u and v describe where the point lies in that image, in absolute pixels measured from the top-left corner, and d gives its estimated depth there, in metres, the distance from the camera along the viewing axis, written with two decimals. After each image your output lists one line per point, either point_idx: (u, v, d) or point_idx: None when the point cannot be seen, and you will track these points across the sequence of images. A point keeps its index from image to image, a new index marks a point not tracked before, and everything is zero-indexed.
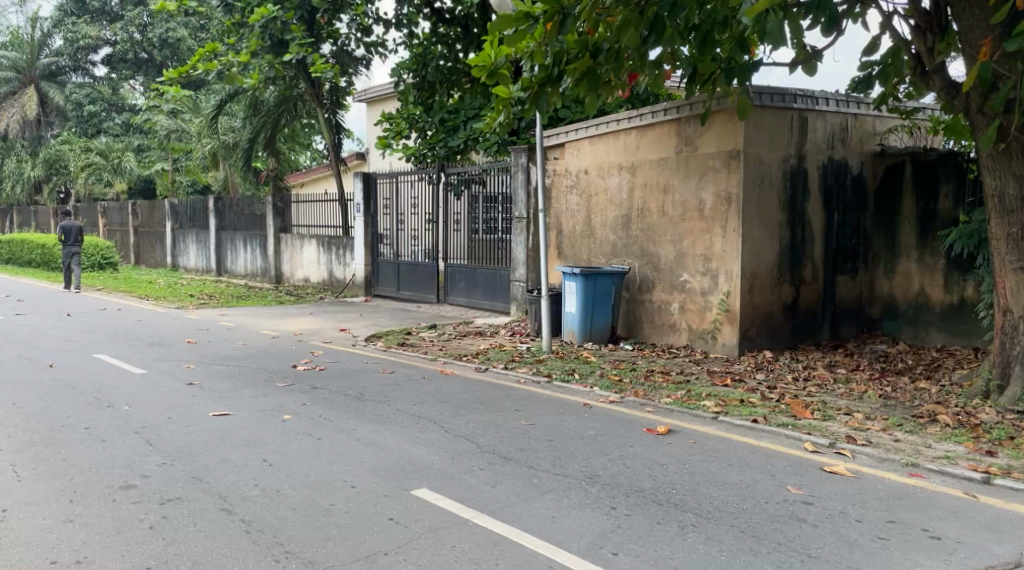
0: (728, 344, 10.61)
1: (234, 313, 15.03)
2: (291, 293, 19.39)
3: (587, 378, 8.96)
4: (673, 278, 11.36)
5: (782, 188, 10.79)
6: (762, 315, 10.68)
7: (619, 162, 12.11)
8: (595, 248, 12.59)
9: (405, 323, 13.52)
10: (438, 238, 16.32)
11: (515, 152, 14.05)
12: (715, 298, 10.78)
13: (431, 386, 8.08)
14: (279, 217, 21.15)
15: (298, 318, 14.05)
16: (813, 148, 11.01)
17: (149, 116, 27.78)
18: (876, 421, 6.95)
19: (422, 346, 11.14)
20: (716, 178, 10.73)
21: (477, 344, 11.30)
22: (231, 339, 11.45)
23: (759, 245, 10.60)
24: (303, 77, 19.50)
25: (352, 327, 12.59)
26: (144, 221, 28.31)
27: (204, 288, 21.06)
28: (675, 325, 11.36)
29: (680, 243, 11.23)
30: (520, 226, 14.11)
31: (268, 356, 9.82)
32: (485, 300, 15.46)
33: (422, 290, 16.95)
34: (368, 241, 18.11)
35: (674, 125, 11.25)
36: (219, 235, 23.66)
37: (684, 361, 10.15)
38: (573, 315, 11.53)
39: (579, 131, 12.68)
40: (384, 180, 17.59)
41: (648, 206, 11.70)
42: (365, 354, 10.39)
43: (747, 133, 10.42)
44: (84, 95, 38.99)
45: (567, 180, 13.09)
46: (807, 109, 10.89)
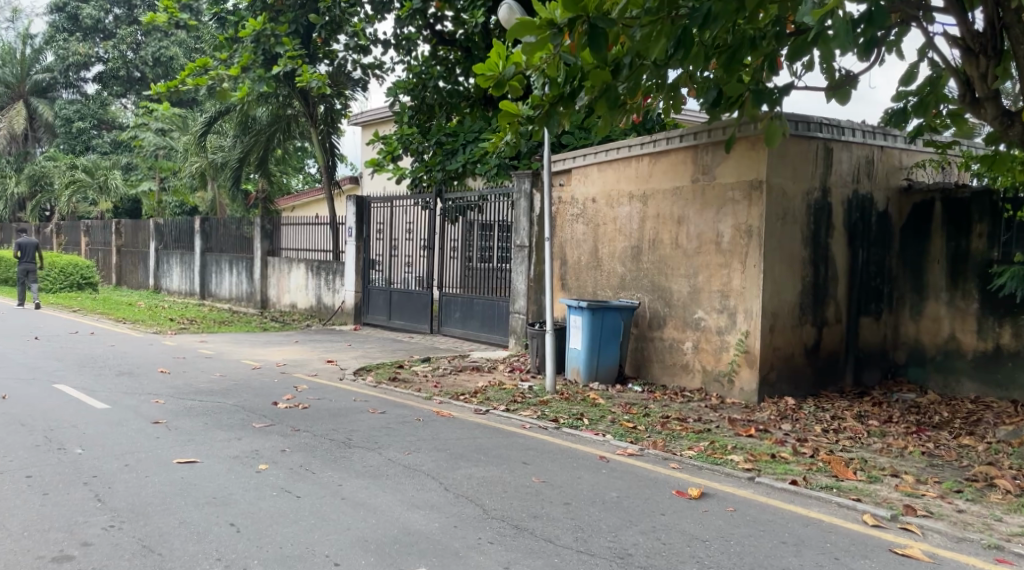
0: (747, 389, 9.84)
1: (215, 340, 14.20)
2: (277, 319, 18.55)
3: (597, 424, 8.15)
4: (687, 315, 10.61)
5: (806, 222, 10.08)
6: (783, 358, 9.92)
7: (630, 190, 11.41)
8: (602, 280, 11.85)
9: (396, 354, 12.70)
10: (434, 266, 15.56)
11: (517, 178, 13.37)
12: (732, 338, 10.03)
13: (427, 430, 7.27)
14: (267, 239, 20.34)
15: (282, 347, 13.23)
16: (838, 181, 10.31)
17: (137, 133, 27.04)
18: (930, 486, 6.18)
19: (415, 382, 10.33)
20: (736, 209, 10.03)
21: (474, 382, 10.49)
22: (208, 370, 10.61)
23: (781, 283, 9.87)
24: (297, 95, 18.83)
25: (339, 359, 11.78)
26: (128, 240, 27.47)
27: (186, 311, 20.18)
28: (688, 365, 10.59)
29: (695, 278, 10.51)
30: (521, 256, 13.42)
31: (246, 391, 8.98)
32: (481, 332, 14.65)
33: (414, 320, 16.15)
34: (359, 267, 17.31)
35: (690, 152, 10.57)
36: (204, 256, 22.83)
37: (701, 407, 9.37)
38: (578, 351, 10.75)
39: (588, 157, 12.01)
40: (378, 205, 16.85)
41: (660, 237, 10.98)
42: (352, 390, 9.57)
43: (770, 163, 9.73)
44: (73, 112, 38.27)
45: (572, 209, 12.38)
46: (832, 139, 10.20)
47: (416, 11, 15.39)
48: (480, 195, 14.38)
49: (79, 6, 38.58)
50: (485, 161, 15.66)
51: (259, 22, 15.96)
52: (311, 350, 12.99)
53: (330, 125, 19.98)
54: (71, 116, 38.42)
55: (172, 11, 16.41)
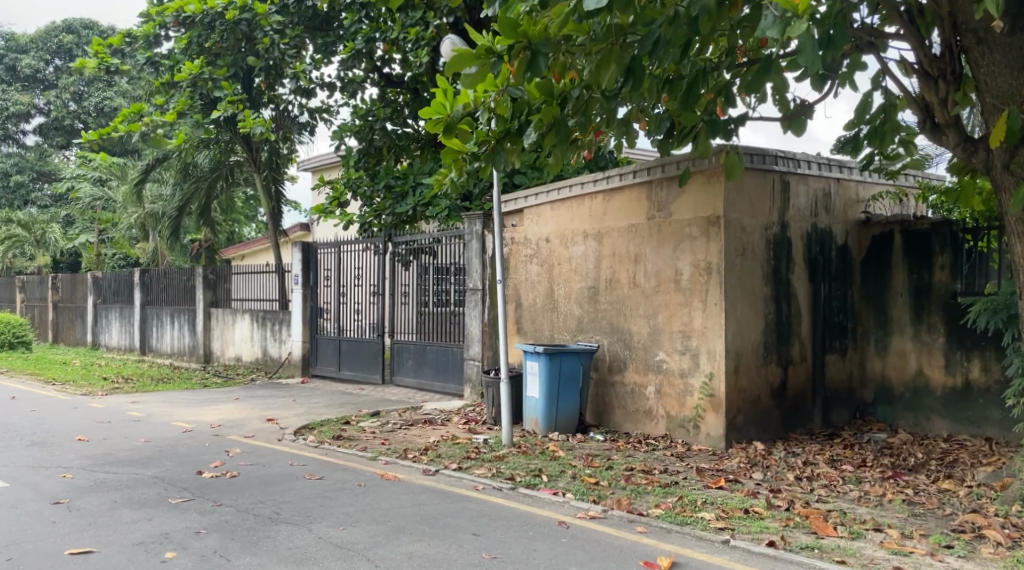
0: (713, 435, 9.34)
1: (148, 400, 13.35)
2: (220, 373, 17.67)
3: (556, 481, 7.56)
4: (648, 358, 10.12)
5: (767, 257, 9.68)
6: (749, 400, 9.45)
7: (585, 229, 10.95)
8: (558, 322, 11.31)
9: (343, 409, 12.00)
10: (384, 312, 14.92)
11: (468, 219, 12.89)
12: (696, 381, 9.55)
13: (369, 498, 6.60)
14: (210, 290, 19.51)
15: (220, 405, 12.46)
16: (798, 214, 9.95)
17: (76, 184, 26.12)
18: (918, 541, 5.67)
19: (362, 439, 9.65)
20: (694, 246, 9.61)
21: (426, 437, 9.84)
22: (135, 435, 9.83)
23: (744, 321, 9.43)
24: (240, 140, 18.20)
25: (280, 418, 11.07)
26: (67, 296, 26.35)
27: (124, 368, 19.19)
28: (651, 411, 10.07)
29: (655, 318, 10.04)
30: (474, 299, 12.86)
31: (173, 459, 8.25)
32: (435, 381, 13.99)
33: (365, 370, 15.44)
34: (307, 316, 16.61)
35: (645, 188, 10.16)
36: (145, 310, 21.89)
37: (667, 457, 8.83)
38: (535, 400, 10.17)
39: (540, 195, 11.57)
40: (325, 251, 16.22)
41: (617, 276, 10.51)
42: (292, 452, 8.87)
43: (727, 197, 9.33)
44: (11, 164, 37.10)
45: (526, 249, 11.88)
46: (789, 171, 9.82)
47: (361, 52, 14.92)
48: (431, 237, 13.84)
49: (19, 58, 37.82)
50: (435, 202, 15.13)
51: (195, 65, 15.32)
52: (252, 407, 12.25)
53: (276, 171, 19.34)
54: (8, 169, 37.20)
55: (102, 56, 15.74)
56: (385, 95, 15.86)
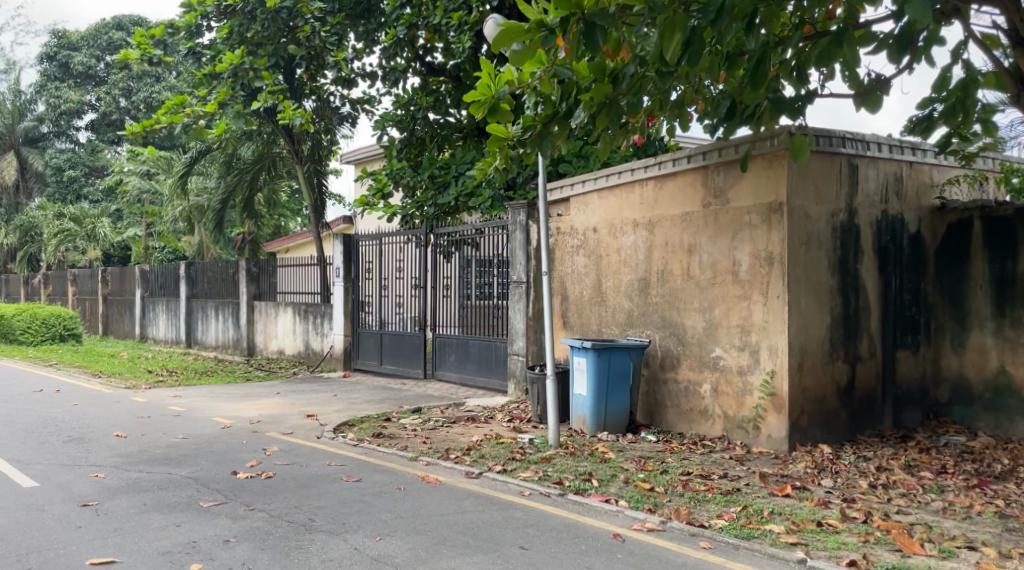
0: (775, 437, 8.76)
1: (189, 394, 13.09)
2: (263, 367, 17.47)
3: (608, 487, 7.06)
4: (704, 354, 9.55)
5: (833, 247, 9.05)
6: (814, 400, 8.85)
7: (635, 218, 10.40)
8: (607, 316, 10.79)
9: (383, 405, 11.61)
10: (426, 306, 14.53)
11: (512, 209, 12.42)
12: (756, 379, 8.97)
13: (407, 504, 6.17)
14: (253, 283, 19.32)
15: (261, 400, 12.15)
16: (866, 200, 9.29)
17: (123, 177, 26.17)
18: (1018, 563, 5.08)
19: (402, 437, 9.24)
20: (754, 234, 9.01)
21: (469, 435, 9.40)
22: (171, 431, 9.52)
23: (808, 315, 8.82)
24: (282, 132, 17.92)
25: (320, 414, 10.69)
26: (115, 288, 26.46)
27: (168, 361, 19.11)
28: (706, 411, 9.51)
29: (711, 312, 9.47)
30: (519, 292, 12.38)
31: (207, 457, 7.90)
32: (478, 377, 13.56)
33: (407, 364, 15.07)
34: (348, 309, 16.31)
35: (701, 173, 9.58)
36: (190, 303, 21.83)
37: (726, 460, 8.29)
38: (583, 399, 9.67)
39: (587, 183, 11.04)
40: (367, 243, 15.89)
41: (670, 268, 9.95)
42: (329, 450, 8.48)
43: (791, 183, 8.71)
44: (63, 160, 37.53)
45: (572, 240, 11.36)
46: (857, 154, 9.17)
47: (403, 41, 14.37)
48: (474, 228, 13.40)
49: (70, 54, 38.26)
50: (478, 192, 14.67)
51: (236, 55, 14.98)
52: (292, 402, 11.91)
53: (318, 163, 19.05)
54: (61, 165, 37.60)
55: (144, 47, 15.51)
56: (427, 85, 15.46)
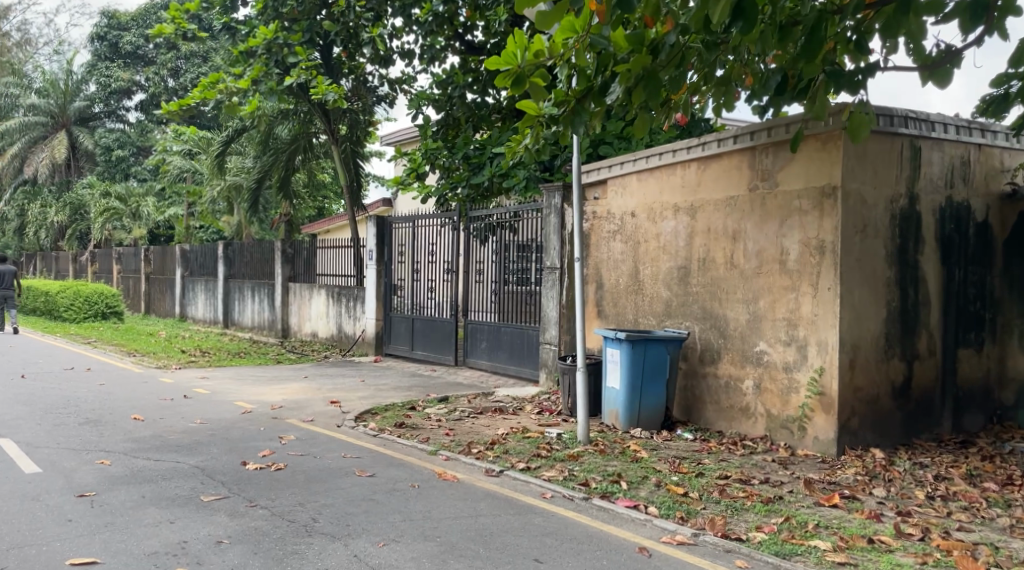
0: (823, 439, 8.20)
1: (218, 376, 12.79)
2: (296, 350, 17.25)
3: (637, 491, 6.57)
4: (746, 349, 8.97)
5: (891, 236, 8.43)
6: (865, 400, 8.29)
7: (676, 202, 9.82)
8: (643, 306, 10.24)
9: (410, 393, 11.21)
10: (459, 291, 14.15)
11: (547, 191, 11.93)
12: (803, 376, 8.40)
13: (418, 504, 5.76)
14: (288, 264, 19.12)
15: (287, 384, 11.81)
16: (929, 185, 8.65)
17: (165, 156, 26.09)
18: None
19: (425, 428, 8.86)
20: (804, 221, 8.41)
21: (495, 428, 8.97)
22: (189, 415, 9.18)
23: (862, 309, 8.24)
24: (317, 110, 17.65)
25: (344, 401, 10.33)
26: (157, 267, 26.51)
27: (204, 341, 19.02)
28: (747, 409, 8.94)
29: (755, 303, 8.88)
30: (552, 279, 11.89)
31: (219, 444, 7.52)
32: (509, 365, 13.16)
33: (438, 350, 14.72)
34: (381, 293, 15.98)
35: (748, 155, 8.97)
36: (228, 283, 21.71)
37: (768, 464, 7.76)
38: (616, 392, 9.16)
39: (625, 165, 10.47)
40: (401, 225, 15.55)
41: (712, 255, 9.36)
42: (347, 441, 8.09)
43: (847, 166, 8.09)
44: (112, 140, 37.79)
45: (609, 225, 10.81)
46: (921, 135, 8.53)
47: (442, 17, 14.12)
48: (509, 210, 12.94)
49: (121, 34, 38.58)
50: (513, 173, 14.20)
51: (270, 29, 14.56)
52: (320, 387, 11.57)
53: (354, 143, 18.73)
54: (110, 144, 37.84)
55: (179, 22, 15.23)
56: (466, 64, 14.96)
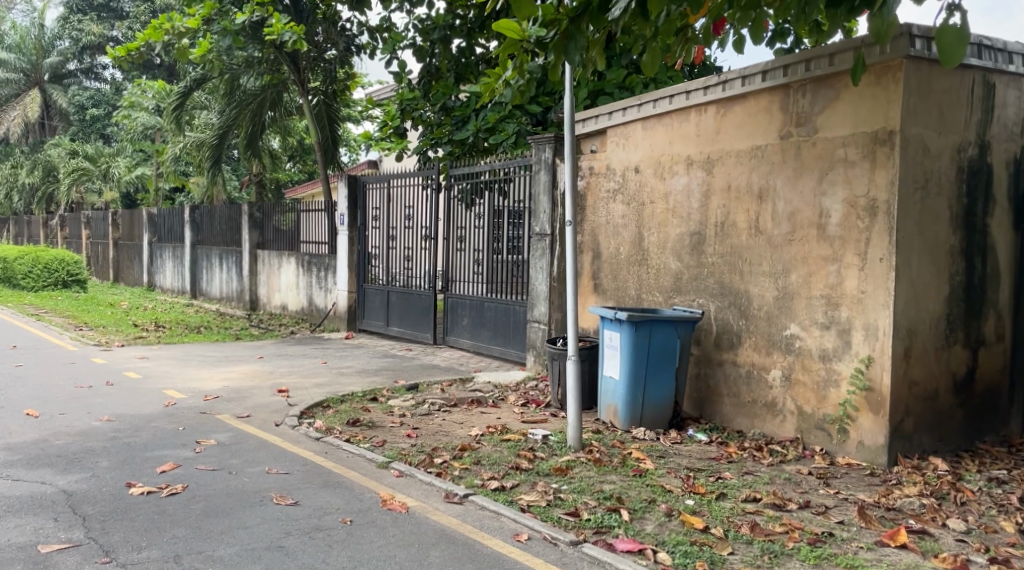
0: (870, 445, 6.66)
1: (160, 355, 11.18)
2: (262, 323, 15.69)
3: (641, 525, 5.03)
4: (774, 332, 7.41)
5: (955, 193, 6.86)
6: (922, 397, 6.75)
7: (689, 154, 8.18)
8: (648, 278, 8.65)
9: (374, 380, 9.64)
10: (436, 259, 12.61)
11: (536, 144, 10.33)
12: (845, 367, 6.84)
13: (345, 552, 4.22)
14: (256, 230, 17.52)
15: (235, 367, 10.20)
16: (1002, 131, 7.06)
17: (130, 112, 24.22)
18: None
19: (383, 427, 7.32)
20: (850, 174, 6.80)
21: (468, 427, 7.43)
22: (99, 408, 7.58)
23: (920, 284, 6.67)
24: (284, 56, 15.89)
25: (294, 390, 8.77)
26: (125, 232, 24.81)
27: (165, 312, 17.44)
28: (773, 404, 7.40)
29: (786, 277, 7.30)
30: (541, 246, 10.31)
31: (114, 453, 5.95)
32: (493, 345, 11.63)
33: (415, 327, 13.19)
34: (354, 261, 14.43)
35: (780, 94, 7.33)
36: (195, 250, 20.08)
37: (805, 479, 6.23)
38: (615, 385, 7.61)
39: (628, 110, 8.83)
40: (375, 186, 13.93)
41: (732, 219, 7.75)
42: (283, 446, 6.52)
43: (907, 106, 6.48)
44: (86, 98, 35.69)
45: (608, 182, 9.20)
46: (995, 69, 6.93)
47: None
48: (494, 168, 11.33)
49: None
50: (501, 126, 12.56)
51: None
52: (272, 371, 10.00)
53: (328, 97, 17.05)
54: (84, 103, 35.87)
55: None
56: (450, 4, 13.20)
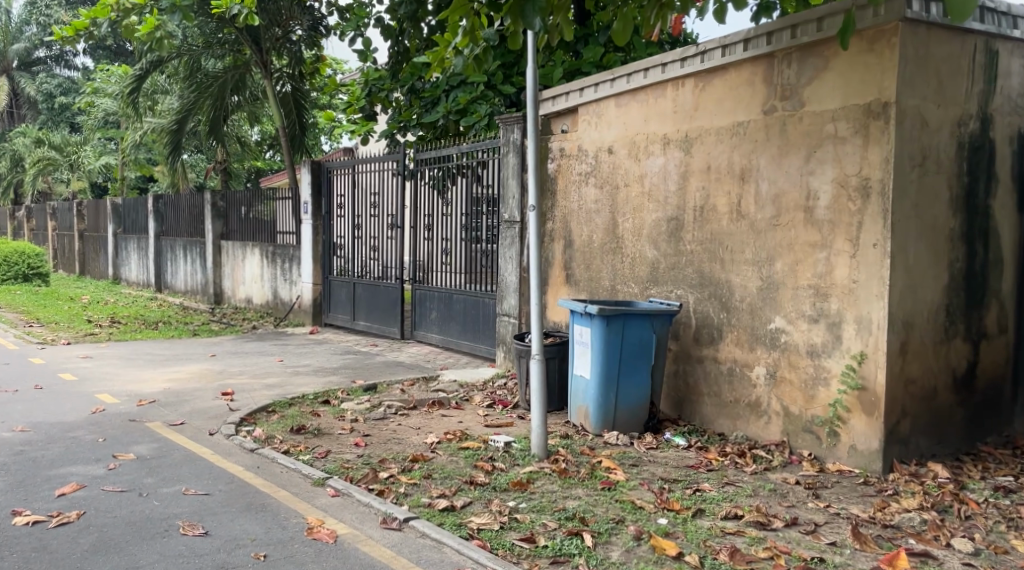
0: (863, 450, 6.04)
1: (105, 353, 10.46)
2: (225, 318, 14.96)
3: (605, 552, 4.40)
4: (757, 326, 6.78)
5: (955, 172, 6.24)
6: (919, 397, 6.14)
7: (665, 132, 7.53)
8: (623, 268, 8.00)
9: (330, 380, 8.95)
10: (404, 249, 11.94)
11: (504, 124, 9.65)
12: (836, 364, 6.22)
13: None
14: (220, 220, 16.77)
15: (182, 367, 9.49)
16: (1005, 104, 6.44)
17: (95, 98, 23.34)
18: None
19: (330, 434, 6.65)
20: (840, 152, 6.16)
21: (424, 433, 6.77)
22: (16, 417, 6.87)
23: (917, 272, 6.05)
24: (246, 36, 15.12)
25: (240, 392, 8.09)
26: (91, 224, 23.97)
27: (125, 307, 16.66)
28: (758, 403, 6.78)
29: (770, 266, 6.67)
30: (511, 235, 9.66)
31: (14, 473, 5.27)
32: (462, 340, 10.98)
33: (383, 321, 12.52)
34: (319, 252, 13.73)
35: (763, 64, 6.68)
36: (159, 241, 19.31)
37: (792, 489, 5.62)
38: (587, 385, 6.97)
39: (600, 86, 8.17)
40: (340, 172, 13.23)
41: (712, 202, 7.10)
42: (211, 458, 5.84)
43: (904, 75, 5.85)
44: (55, 86, 34.73)
45: (580, 165, 8.54)
46: (997, 34, 6.30)
47: None
48: (463, 152, 10.62)
49: None
50: (472, 108, 11.82)
51: None
52: (221, 370, 9.31)
53: (295, 80, 16.26)
54: (52, 91, 34.79)
55: None
56: None
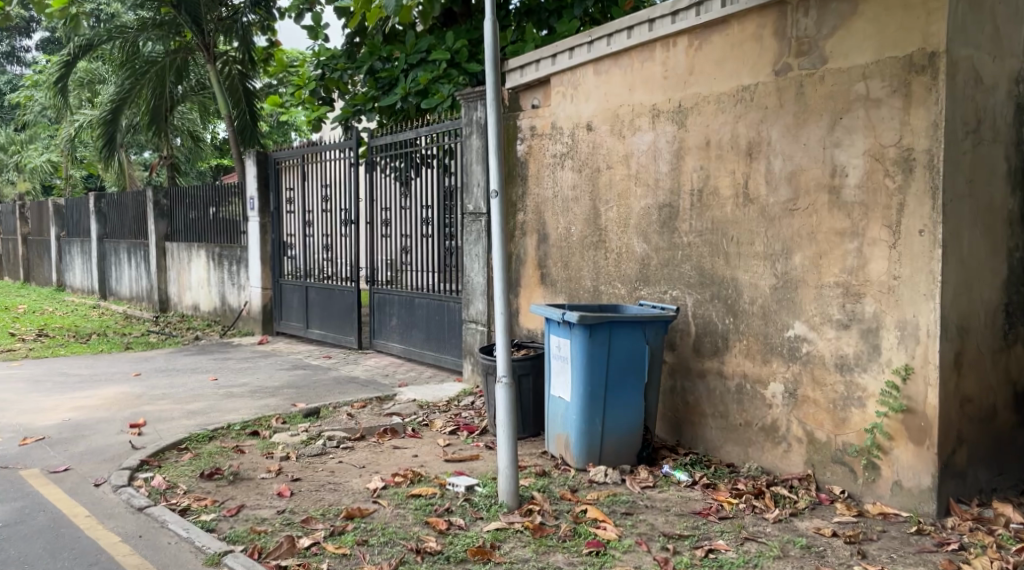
0: (910, 488, 4.85)
1: (12, 375, 9.07)
2: (167, 327, 13.61)
3: None
4: (772, 335, 5.56)
5: (1013, 139, 5.07)
6: (977, 418, 4.96)
7: (654, 103, 6.29)
8: (606, 264, 6.76)
9: (268, 403, 7.64)
10: (358, 247, 10.66)
11: (466, 101, 8.43)
12: (874, 382, 5.01)
13: None
14: (164, 220, 15.42)
15: (96, 391, 8.13)
16: None
17: (36, 92, 21.76)
18: None
19: (250, 480, 5.36)
20: (874, 116, 4.95)
21: (368, 475, 5.49)
22: None
23: (972, 264, 4.86)
24: (186, 17, 13.70)
25: (154, 423, 6.76)
26: (35, 227, 22.40)
27: (62, 317, 15.24)
28: (775, 427, 5.57)
29: (786, 260, 5.45)
30: (476, 228, 8.43)
31: None
32: (425, 351, 9.71)
33: (338, 330, 11.22)
34: (268, 253, 12.40)
35: (775, 13, 5.46)
36: (102, 245, 17.91)
37: (831, 545, 4.41)
38: (567, 410, 5.72)
39: (577, 51, 6.92)
40: (288, 163, 11.90)
41: (713, 183, 5.88)
42: (84, 521, 4.54)
43: (956, 18, 4.66)
44: (4, 83, 32.94)
45: (554, 145, 7.30)
46: None
47: None
48: (422, 137, 9.34)
49: None
50: (433, 88, 10.52)
51: None
52: (141, 394, 7.97)
53: (243, 65, 14.87)
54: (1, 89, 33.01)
55: None
56: None
